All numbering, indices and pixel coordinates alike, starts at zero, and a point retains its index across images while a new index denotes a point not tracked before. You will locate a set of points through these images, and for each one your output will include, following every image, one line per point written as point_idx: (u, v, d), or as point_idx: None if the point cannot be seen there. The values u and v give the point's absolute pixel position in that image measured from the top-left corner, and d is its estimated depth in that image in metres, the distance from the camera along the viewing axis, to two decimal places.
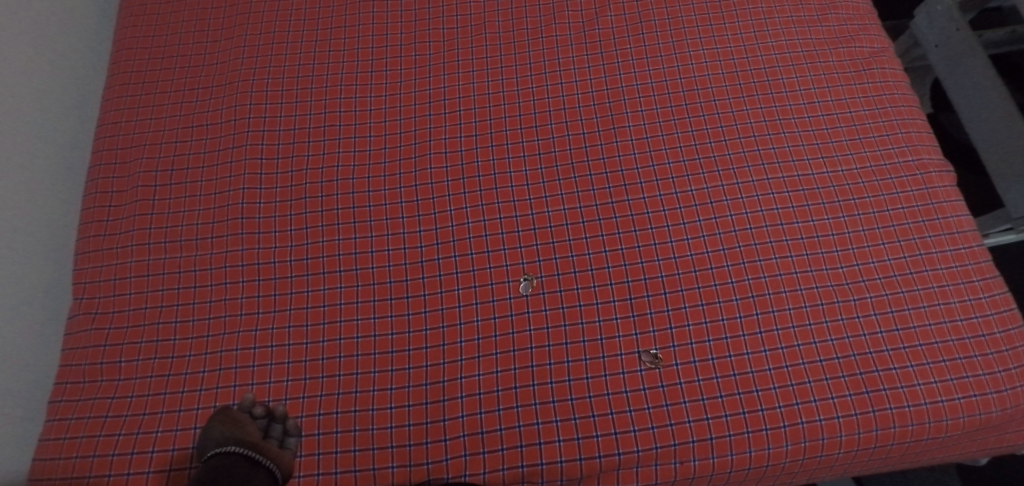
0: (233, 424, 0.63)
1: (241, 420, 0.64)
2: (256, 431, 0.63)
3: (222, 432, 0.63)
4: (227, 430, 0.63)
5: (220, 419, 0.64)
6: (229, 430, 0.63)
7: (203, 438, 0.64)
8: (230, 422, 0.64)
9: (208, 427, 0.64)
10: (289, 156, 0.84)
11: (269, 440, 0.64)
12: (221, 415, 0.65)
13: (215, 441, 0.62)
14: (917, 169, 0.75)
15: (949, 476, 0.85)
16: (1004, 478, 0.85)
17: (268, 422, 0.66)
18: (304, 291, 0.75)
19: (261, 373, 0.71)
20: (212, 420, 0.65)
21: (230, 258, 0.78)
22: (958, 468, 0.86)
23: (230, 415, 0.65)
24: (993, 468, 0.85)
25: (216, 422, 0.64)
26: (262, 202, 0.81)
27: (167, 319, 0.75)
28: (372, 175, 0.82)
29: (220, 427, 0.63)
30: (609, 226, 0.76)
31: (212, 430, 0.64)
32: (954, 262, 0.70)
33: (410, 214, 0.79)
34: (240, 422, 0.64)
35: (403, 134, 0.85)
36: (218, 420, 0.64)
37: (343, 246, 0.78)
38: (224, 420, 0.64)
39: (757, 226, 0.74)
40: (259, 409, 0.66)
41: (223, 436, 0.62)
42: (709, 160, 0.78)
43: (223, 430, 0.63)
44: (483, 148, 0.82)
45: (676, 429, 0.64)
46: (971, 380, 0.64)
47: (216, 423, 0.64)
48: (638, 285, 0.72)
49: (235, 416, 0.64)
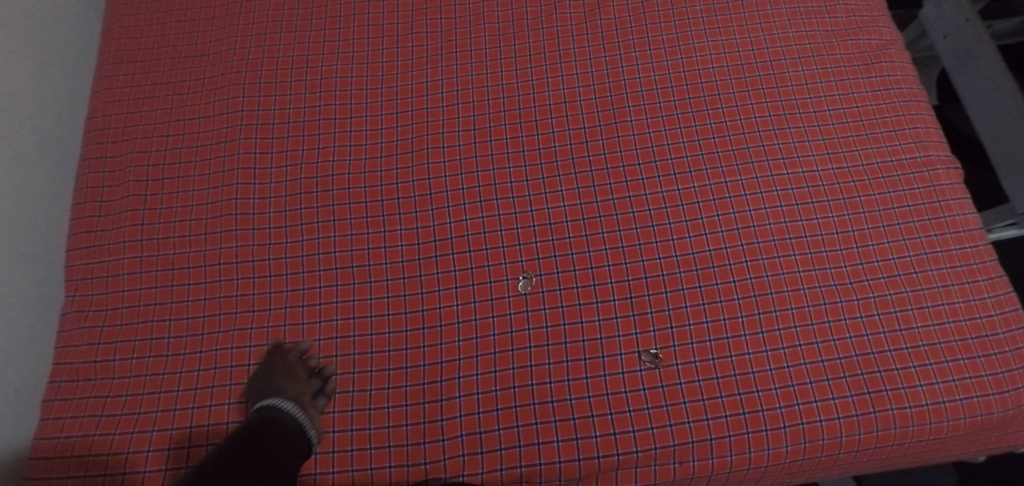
0: (280, 373, 0.65)
1: (288, 369, 0.66)
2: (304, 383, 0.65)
3: (270, 378, 0.65)
4: (273, 378, 0.65)
5: (270, 367, 0.67)
6: (275, 379, 0.65)
7: (252, 385, 0.66)
8: (278, 371, 0.66)
9: (258, 375, 0.67)
10: (284, 150, 0.82)
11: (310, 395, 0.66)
12: (271, 363, 0.67)
13: (262, 387, 0.65)
14: (925, 166, 0.73)
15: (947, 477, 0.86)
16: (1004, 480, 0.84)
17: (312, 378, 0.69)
18: (300, 289, 0.74)
19: None
20: (262, 368, 0.67)
21: (225, 255, 0.77)
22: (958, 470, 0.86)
23: (279, 364, 0.67)
24: (988, 463, 0.86)
25: (265, 371, 0.67)
26: (256, 197, 0.80)
27: (162, 316, 0.74)
28: (369, 170, 0.80)
29: (268, 375, 0.66)
30: (610, 223, 0.74)
31: (261, 378, 0.66)
32: (959, 262, 0.69)
33: (407, 210, 0.78)
34: (287, 371, 0.65)
35: (401, 128, 0.83)
36: (267, 368, 0.67)
37: (339, 243, 0.77)
38: (273, 369, 0.66)
39: (760, 224, 0.73)
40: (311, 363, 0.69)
41: (270, 383, 0.65)
42: (713, 156, 0.76)
43: (271, 377, 0.65)
44: (482, 143, 0.81)
45: (676, 429, 0.63)
46: (973, 381, 0.63)
47: (265, 372, 0.67)
48: (639, 284, 0.71)
49: (284, 366, 0.66)
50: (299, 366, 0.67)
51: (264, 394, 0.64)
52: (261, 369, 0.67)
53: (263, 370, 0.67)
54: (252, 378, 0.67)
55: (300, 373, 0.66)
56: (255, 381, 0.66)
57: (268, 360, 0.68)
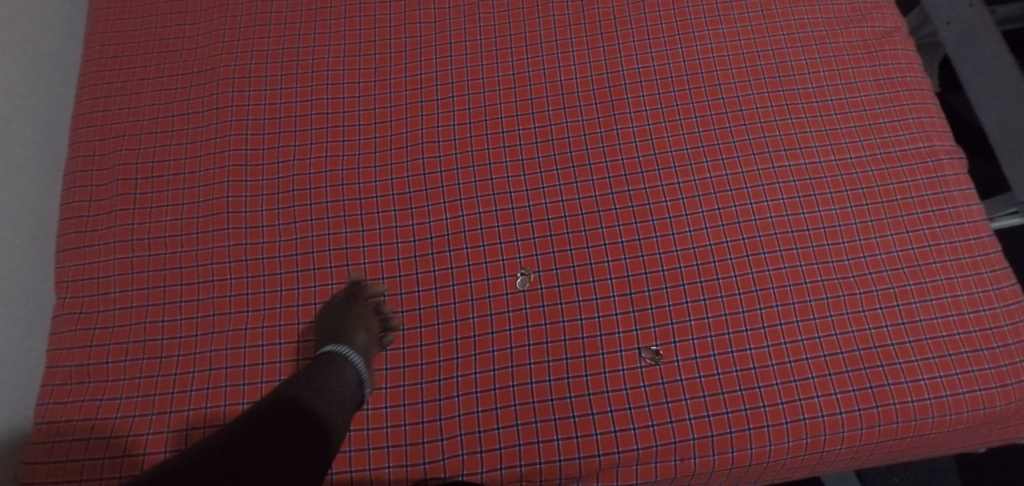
0: (347, 315, 0.67)
1: (355, 313, 0.67)
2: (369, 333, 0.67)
3: (337, 319, 0.67)
4: (340, 320, 0.66)
5: (340, 306, 0.69)
6: (342, 321, 0.66)
7: (320, 320, 0.69)
8: (345, 313, 0.67)
9: (327, 312, 0.69)
10: (275, 146, 0.81)
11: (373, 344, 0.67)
12: (340, 302, 0.69)
13: (329, 325, 0.67)
14: (929, 156, 0.72)
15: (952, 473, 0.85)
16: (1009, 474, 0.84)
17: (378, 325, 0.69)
18: (295, 288, 0.73)
19: (252, 373, 0.69)
20: (331, 307, 0.69)
21: (217, 255, 0.75)
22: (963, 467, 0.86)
23: (348, 306, 0.68)
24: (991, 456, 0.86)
25: (334, 309, 0.69)
26: (248, 195, 0.78)
27: (154, 318, 0.73)
28: (363, 165, 0.79)
29: (336, 314, 0.67)
30: (609, 218, 0.73)
31: (329, 316, 0.68)
32: (963, 254, 0.68)
33: (403, 206, 0.76)
34: (354, 315, 0.67)
35: (394, 122, 0.81)
36: (336, 307, 0.69)
37: (333, 241, 0.75)
38: (342, 308, 0.68)
39: (761, 217, 0.71)
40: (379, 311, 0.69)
41: (336, 323, 0.66)
42: (713, 148, 0.75)
43: (338, 318, 0.67)
44: (478, 137, 0.79)
45: (677, 426, 0.63)
46: (976, 374, 0.63)
47: (334, 310, 0.68)
48: (639, 279, 0.70)
49: (351, 309, 0.67)
50: (366, 311, 0.68)
51: (329, 335, 0.66)
52: (330, 307, 0.69)
53: (332, 308, 0.69)
54: (321, 313, 0.70)
55: (367, 319, 0.67)
56: (323, 317, 0.69)
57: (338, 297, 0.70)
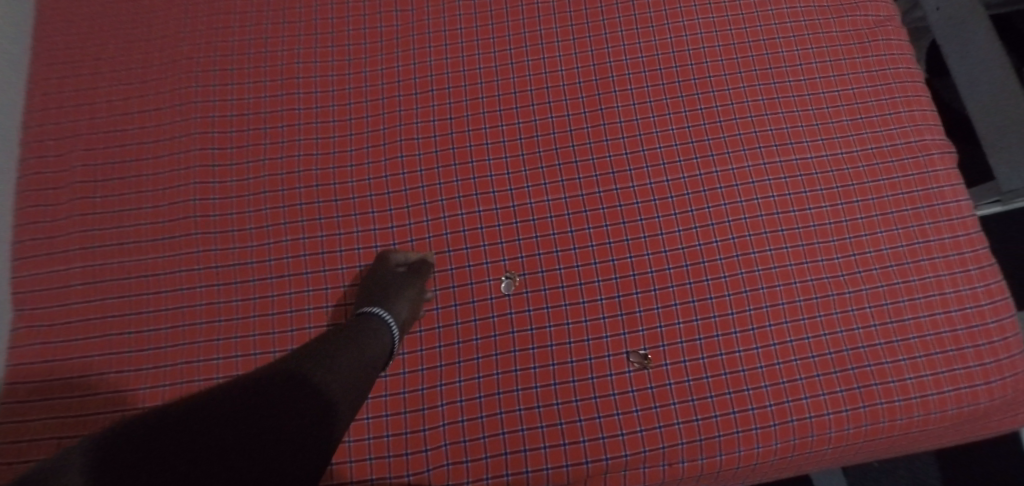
0: (395, 281, 0.65)
1: (404, 283, 0.65)
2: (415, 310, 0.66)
3: (384, 279, 0.66)
4: (386, 282, 0.65)
5: (391, 268, 0.67)
6: (389, 284, 0.65)
7: (369, 274, 0.68)
8: (393, 279, 0.65)
9: (379, 268, 0.68)
10: (245, 144, 0.76)
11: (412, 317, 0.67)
12: (393, 266, 0.68)
13: (375, 282, 0.66)
14: (919, 150, 0.71)
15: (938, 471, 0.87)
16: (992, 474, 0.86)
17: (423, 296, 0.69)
18: (269, 295, 0.70)
19: None
20: (383, 264, 0.68)
21: (186, 262, 0.71)
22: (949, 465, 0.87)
23: (399, 273, 0.67)
24: (977, 456, 0.87)
25: (386, 269, 0.67)
26: (217, 197, 0.74)
27: (120, 330, 0.69)
28: (338, 164, 0.75)
29: (385, 276, 0.66)
30: (597, 218, 0.71)
31: (378, 274, 0.67)
32: (951, 250, 0.67)
33: (381, 207, 0.73)
34: (402, 284, 0.65)
35: (371, 117, 0.77)
36: (388, 269, 0.67)
37: (308, 245, 0.72)
38: (394, 270, 0.67)
39: (752, 216, 0.70)
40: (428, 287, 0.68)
41: (381, 284, 0.65)
42: (703, 144, 0.73)
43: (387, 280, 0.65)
44: (459, 133, 0.75)
45: (665, 432, 0.62)
46: (962, 372, 0.63)
47: (385, 270, 0.67)
48: (627, 281, 0.68)
49: (402, 277, 0.66)
50: (415, 285, 0.66)
51: (372, 294, 0.65)
52: (384, 265, 0.68)
53: (384, 266, 0.68)
54: (372, 269, 0.69)
55: (413, 293, 0.65)
56: (374, 272, 0.68)
57: (393, 258, 0.69)
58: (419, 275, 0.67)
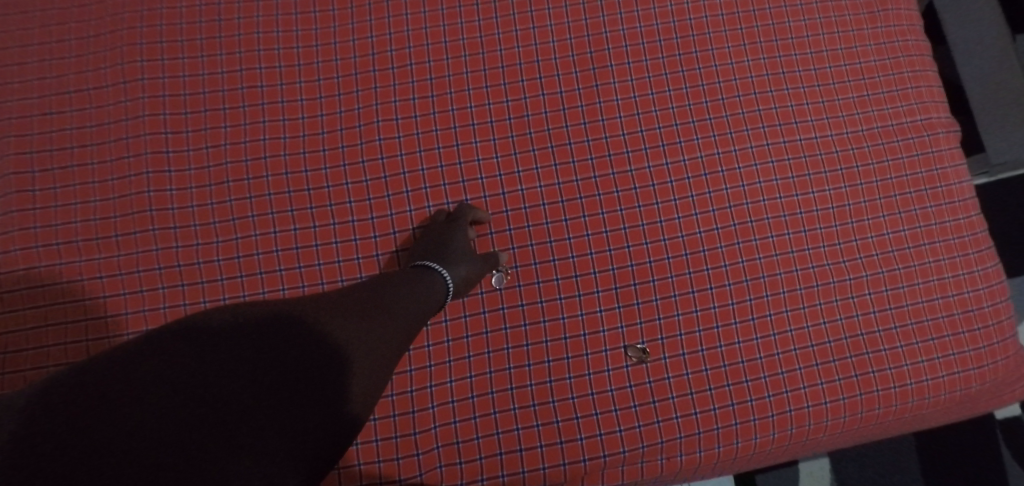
0: (454, 250, 0.59)
1: (461, 257, 0.60)
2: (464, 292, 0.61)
3: (445, 239, 0.60)
4: (444, 246, 0.59)
5: (457, 230, 0.61)
6: (446, 249, 0.59)
7: (435, 224, 0.63)
8: (453, 246, 0.60)
9: (445, 224, 0.62)
10: (201, 127, 0.68)
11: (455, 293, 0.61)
12: (462, 228, 0.62)
13: (441, 239, 0.60)
14: (925, 129, 0.68)
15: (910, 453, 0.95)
16: (959, 454, 0.94)
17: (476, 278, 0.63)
18: (240, 296, 0.64)
19: None
20: (452, 221, 0.63)
21: (144, 261, 0.64)
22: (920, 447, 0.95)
23: (462, 241, 0.61)
24: (946, 440, 0.95)
25: (450, 228, 0.61)
26: (174, 188, 0.66)
27: (76, 338, 0.62)
28: (309, 148, 0.68)
29: (447, 236, 0.61)
30: (593, 205, 0.66)
31: (442, 228, 0.62)
32: (951, 234, 0.66)
33: (359, 196, 0.67)
34: (458, 258, 0.59)
35: (344, 96, 0.69)
36: (455, 228, 0.61)
37: (281, 240, 0.65)
38: (460, 232, 0.61)
39: (754, 200, 0.66)
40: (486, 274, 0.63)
41: (439, 244, 0.60)
42: (705, 123, 0.68)
43: (446, 243, 0.60)
44: (442, 112, 0.69)
45: (664, 426, 0.61)
46: (956, 357, 0.63)
47: (450, 228, 0.61)
48: (625, 272, 0.65)
49: (464, 247, 0.60)
50: (473, 263, 0.60)
51: (427, 249, 0.60)
52: (453, 222, 0.62)
53: (450, 224, 0.62)
54: (441, 218, 0.64)
55: (467, 269, 0.59)
56: (439, 224, 0.63)
57: (469, 218, 0.63)
58: (486, 262, 0.62)
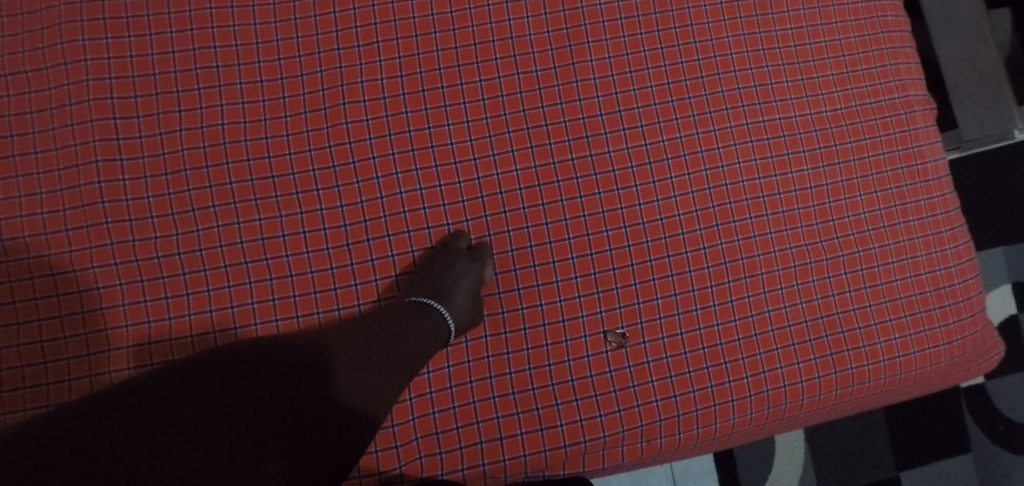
0: (454, 297, 0.57)
1: (459, 304, 0.58)
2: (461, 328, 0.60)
3: (452, 279, 0.58)
4: (446, 288, 0.57)
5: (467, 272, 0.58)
6: (447, 293, 0.57)
7: (451, 249, 0.60)
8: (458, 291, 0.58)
9: (459, 256, 0.59)
10: (154, 112, 0.64)
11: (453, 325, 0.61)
12: (474, 272, 0.59)
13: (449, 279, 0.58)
14: (902, 107, 0.68)
15: (882, 425, 0.98)
16: (928, 424, 0.98)
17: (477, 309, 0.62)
18: (204, 290, 0.61)
19: None
20: (467, 257, 0.59)
21: (99, 256, 0.60)
22: (891, 419, 0.98)
23: (467, 288, 0.58)
24: (916, 411, 0.99)
25: (461, 267, 0.58)
26: (127, 177, 0.62)
27: (29, 339, 0.59)
28: (272, 133, 0.64)
29: (456, 276, 0.58)
30: (570, 189, 0.65)
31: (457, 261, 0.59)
32: (926, 213, 0.66)
33: (327, 183, 0.64)
34: (454, 307, 0.58)
35: (307, 77, 0.66)
36: (466, 270, 0.58)
37: (245, 231, 0.62)
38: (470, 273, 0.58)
39: (733, 181, 0.65)
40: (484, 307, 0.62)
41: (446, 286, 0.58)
42: (684, 102, 0.66)
43: (450, 286, 0.57)
44: (412, 94, 0.66)
45: (643, 410, 0.61)
46: (927, 333, 0.64)
47: (461, 267, 0.58)
48: (604, 257, 0.64)
49: (466, 294, 0.58)
50: (468, 311, 0.59)
51: (432, 282, 0.58)
52: (467, 259, 0.59)
53: (465, 261, 0.59)
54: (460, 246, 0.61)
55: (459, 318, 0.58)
56: (455, 253, 0.60)
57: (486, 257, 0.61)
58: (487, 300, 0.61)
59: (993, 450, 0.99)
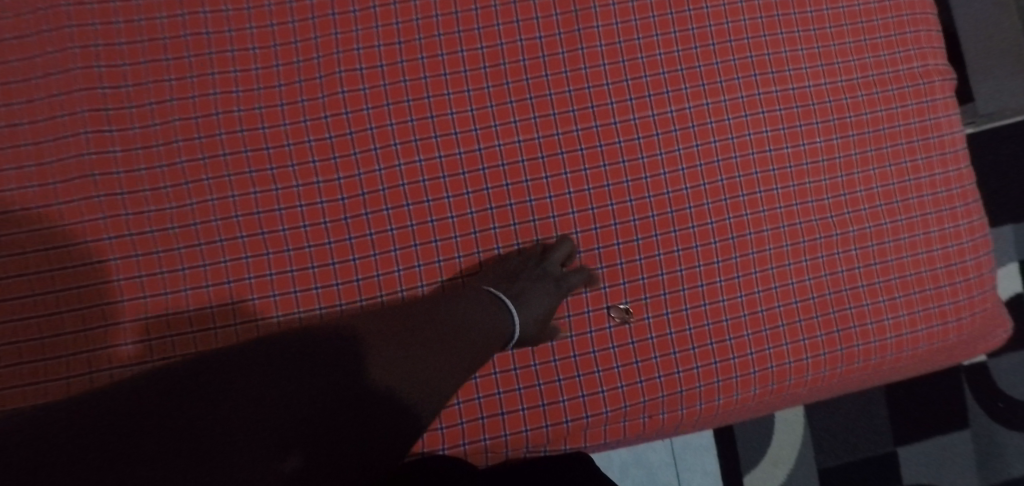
0: (526, 311, 0.57)
1: (526, 312, 0.57)
2: (530, 316, 0.58)
3: (517, 273, 0.58)
4: (523, 299, 0.57)
5: (547, 291, 0.59)
6: (521, 303, 0.57)
7: (542, 260, 0.59)
8: (523, 282, 0.58)
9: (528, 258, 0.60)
10: (142, 81, 0.61)
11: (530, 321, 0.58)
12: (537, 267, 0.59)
13: (512, 272, 0.59)
14: (921, 77, 0.66)
15: (880, 400, 0.98)
16: (927, 399, 0.98)
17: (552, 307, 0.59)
18: (200, 265, 0.59)
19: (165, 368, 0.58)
20: (555, 277, 0.59)
21: (92, 231, 0.59)
22: (890, 393, 0.99)
23: (531, 281, 0.58)
24: (915, 386, 0.99)
25: (544, 285, 0.58)
26: (117, 149, 0.60)
27: (26, 314, 0.58)
28: (265, 103, 0.61)
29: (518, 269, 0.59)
30: (575, 161, 0.62)
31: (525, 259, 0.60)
32: (940, 187, 0.65)
33: (323, 154, 0.61)
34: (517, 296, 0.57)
35: (301, 43, 0.62)
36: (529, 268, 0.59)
37: (240, 205, 0.60)
38: (549, 294, 0.59)
39: (743, 154, 0.63)
40: (556, 302, 0.59)
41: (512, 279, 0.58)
42: (694, 71, 0.64)
43: (525, 298, 0.57)
44: (410, 61, 0.63)
45: (646, 386, 0.60)
46: (936, 310, 0.63)
47: (544, 284, 0.58)
48: (608, 232, 0.62)
49: (537, 312, 0.58)
50: (534, 304, 0.58)
51: (501, 278, 0.58)
52: (554, 280, 0.59)
53: (551, 281, 0.59)
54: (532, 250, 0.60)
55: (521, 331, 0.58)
56: (546, 266, 0.59)
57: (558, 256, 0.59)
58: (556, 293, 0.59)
59: (992, 426, 0.99)
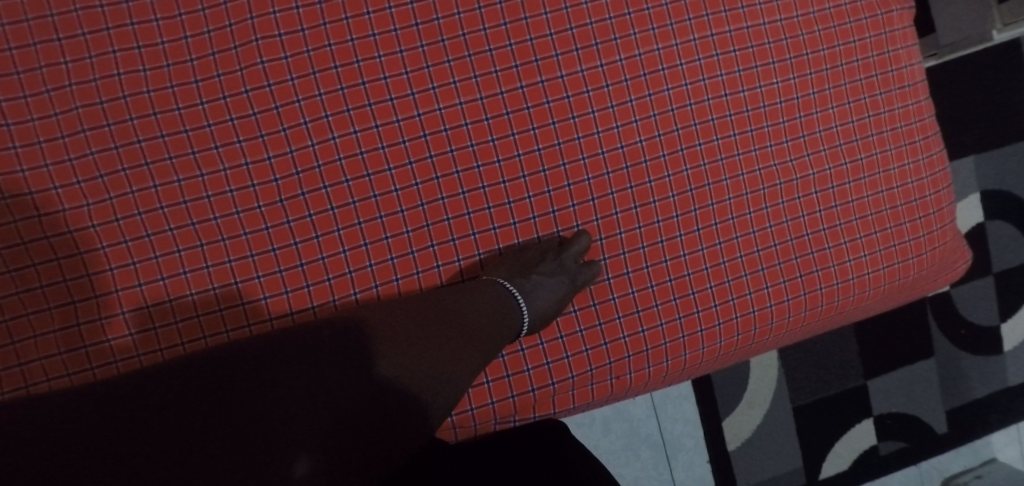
0: (535, 307, 0.56)
1: (538, 304, 0.56)
2: (542, 308, 0.56)
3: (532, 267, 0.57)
4: (535, 294, 0.55)
5: (561, 287, 0.55)
6: (532, 299, 0.55)
7: (558, 255, 0.56)
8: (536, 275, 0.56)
9: (548, 251, 0.57)
10: (34, 66, 0.55)
11: (542, 312, 0.56)
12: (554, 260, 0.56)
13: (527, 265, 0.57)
14: (878, 7, 0.63)
15: (847, 337, 1.00)
16: (890, 332, 1.01)
17: (567, 298, 0.57)
18: (128, 263, 0.55)
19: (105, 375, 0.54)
20: (569, 273, 0.56)
21: (1, 236, 0.53)
22: (857, 329, 1.00)
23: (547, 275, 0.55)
24: (879, 321, 1.00)
25: (558, 281, 0.55)
26: (18, 144, 0.54)
27: None
28: (178, 81, 0.56)
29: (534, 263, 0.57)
30: (522, 120, 0.59)
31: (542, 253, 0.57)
32: (900, 122, 0.63)
33: (249, 133, 0.56)
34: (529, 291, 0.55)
35: (210, 11, 0.57)
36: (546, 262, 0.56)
37: (164, 195, 0.55)
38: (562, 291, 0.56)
39: (698, 101, 0.60)
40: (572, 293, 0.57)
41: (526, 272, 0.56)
42: (642, 15, 0.60)
43: (536, 294, 0.55)
44: (335, 22, 0.57)
45: (611, 347, 0.59)
46: (897, 248, 0.63)
47: (558, 281, 0.55)
48: (562, 193, 0.60)
49: (547, 307, 0.56)
50: (548, 298, 0.56)
51: (516, 270, 0.57)
52: (569, 277, 0.55)
53: (566, 277, 0.55)
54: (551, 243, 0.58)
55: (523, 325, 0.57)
56: (564, 261, 0.56)
57: (575, 249, 0.57)
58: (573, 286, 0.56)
59: (955, 352, 1.02)
